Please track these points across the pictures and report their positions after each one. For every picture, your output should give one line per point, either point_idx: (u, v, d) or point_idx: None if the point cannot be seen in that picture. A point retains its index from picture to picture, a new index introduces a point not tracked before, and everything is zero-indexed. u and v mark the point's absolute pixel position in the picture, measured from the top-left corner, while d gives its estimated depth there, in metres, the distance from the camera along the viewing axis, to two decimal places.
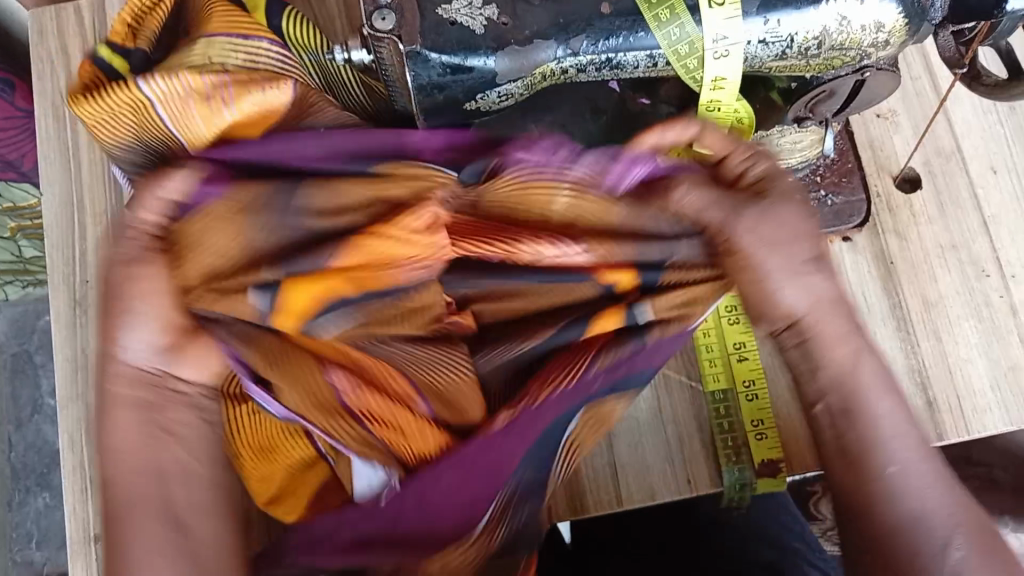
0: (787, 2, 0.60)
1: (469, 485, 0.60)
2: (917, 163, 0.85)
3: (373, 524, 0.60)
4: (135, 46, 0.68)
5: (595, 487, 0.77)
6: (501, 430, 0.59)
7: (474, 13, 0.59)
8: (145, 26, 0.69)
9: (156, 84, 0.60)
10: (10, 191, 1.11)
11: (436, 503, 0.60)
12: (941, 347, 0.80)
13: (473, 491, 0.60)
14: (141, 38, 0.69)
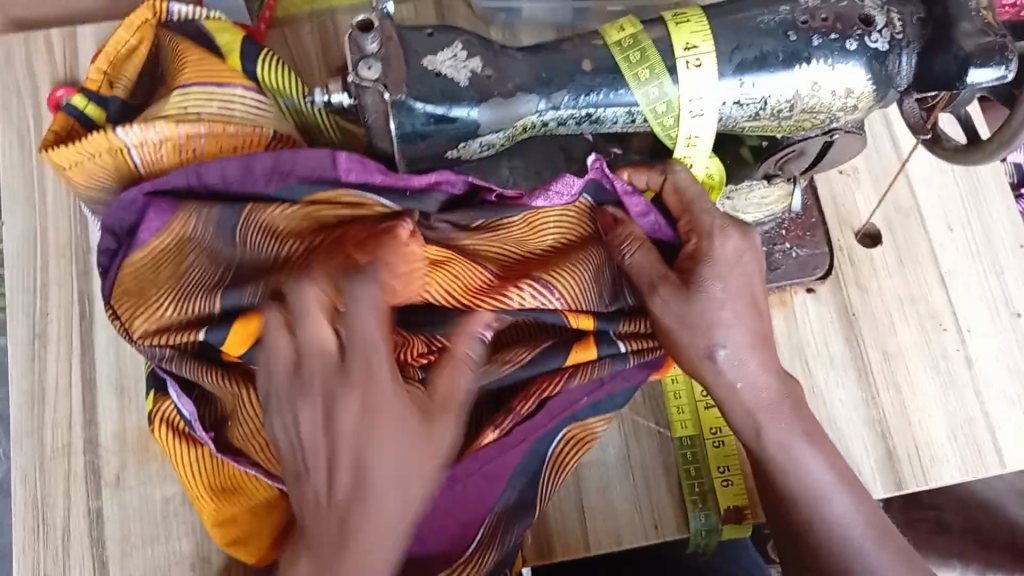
0: (762, 66, 0.61)
1: (453, 508, 0.67)
2: (878, 219, 0.88)
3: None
4: (113, 96, 0.76)
5: (562, 532, 0.77)
6: (481, 461, 0.65)
7: (458, 66, 0.60)
8: (123, 76, 0.77)
9: (131, 131, 0.67)
10: None
11: (424, 530, 0.67)
12: (900, 398, 0.82)
13: (457, 513, 0.67)
14: (119, 88, 0.77)
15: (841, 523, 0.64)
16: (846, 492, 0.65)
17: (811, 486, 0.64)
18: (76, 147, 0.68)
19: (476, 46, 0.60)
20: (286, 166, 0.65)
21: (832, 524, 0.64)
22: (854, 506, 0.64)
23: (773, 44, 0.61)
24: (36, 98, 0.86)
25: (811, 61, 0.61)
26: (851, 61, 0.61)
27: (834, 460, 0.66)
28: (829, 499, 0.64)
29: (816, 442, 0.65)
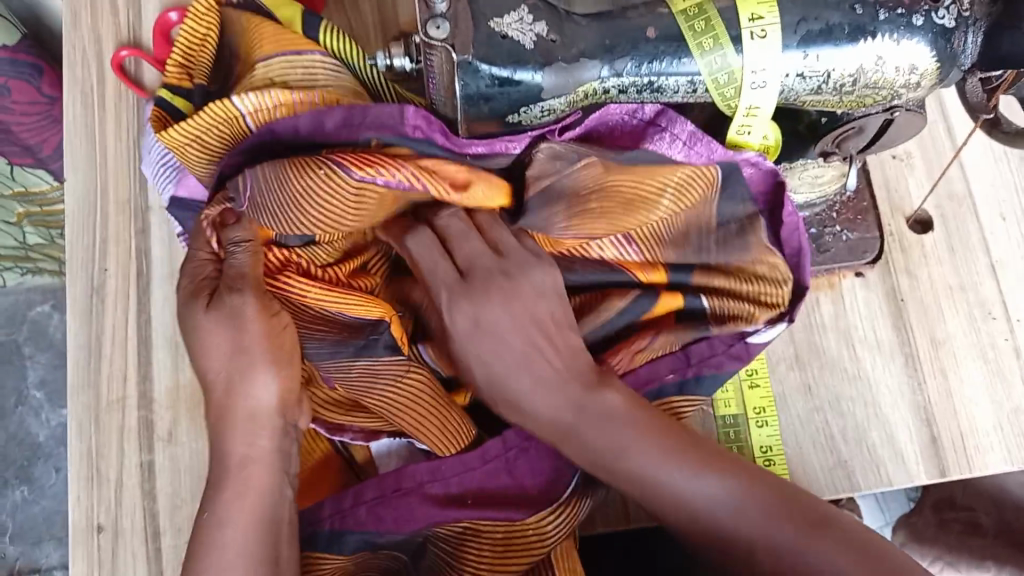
0: (827, 39, 0.61)
1: (559, 456, 0.67)
2: (930, 206, 0.88)
3: (475, 480, 0.66)
4: (196, 84, 0.77)
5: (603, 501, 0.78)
6: None
7: (524, 29, 0.60)
8: (196, 63, 0.78)
9: (247, 100, 0.64)
10: (23, 176, 1.10)
11: (526, 468, 0.67)
12: (947, 385, 0.82)
13: (565, 466, 0.67)
14: (197, 78, 0.77)
15: (692, 502, 0.56)
16: (693, 470, 0.57)
17: (550, 427, 0.60)
18: (190, 125, 0.66)
19: (541, 11, 0.61)
20: (356, 120, 0.62)
21: (678, 503, 0.57)
22: (712, 479, 0.56)
23: (839, 17, 0.61)
24: (101, 59, 0.88)
25: (877, 36, 0.61)
26: (916, 37, 0.61)
27: (675, 445, 0.58)
28: (659, 481, 0.57)
29: (589, 417, 0.59)
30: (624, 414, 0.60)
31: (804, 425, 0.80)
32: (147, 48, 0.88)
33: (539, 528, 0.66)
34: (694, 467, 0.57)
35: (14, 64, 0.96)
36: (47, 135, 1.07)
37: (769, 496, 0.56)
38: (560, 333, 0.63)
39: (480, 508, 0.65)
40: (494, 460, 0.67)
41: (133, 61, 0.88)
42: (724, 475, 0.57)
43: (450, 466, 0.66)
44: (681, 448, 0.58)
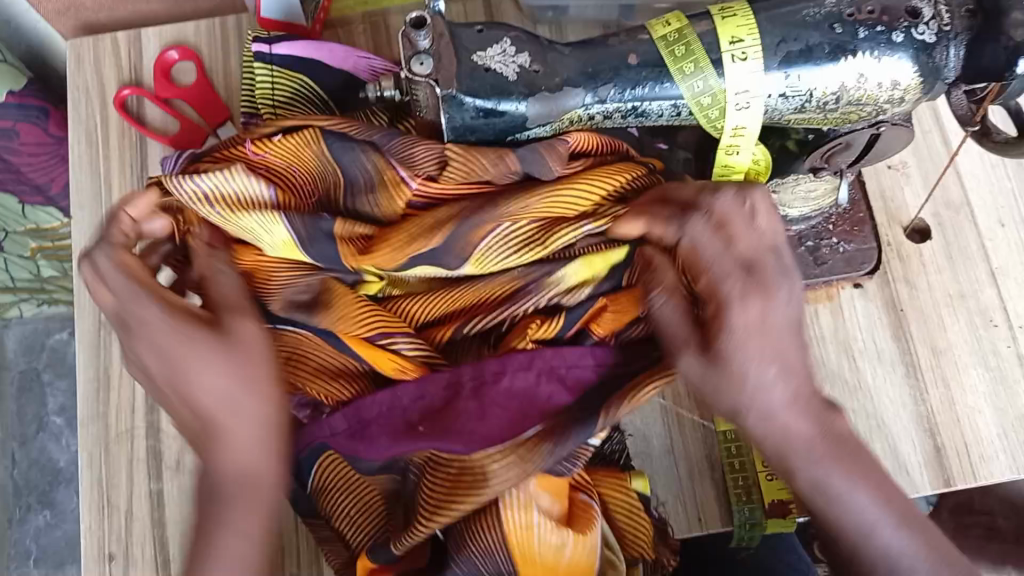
0: (808, 59, 0.62)
1: (514, 393, 0.65)
2: (927, 215, 0.88)
3: (421, 409, 0.66)
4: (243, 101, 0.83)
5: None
6: (562, 360, 0.65)
7: (507, 61, 0.61)
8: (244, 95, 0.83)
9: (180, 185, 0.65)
10: (34, 213, 1.13)
11: (495, 418, 0.64)
12: (949, 394, 0.82)
13: (524, 412, 0.65)
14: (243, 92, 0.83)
15: (867, 523, 0.57)
16: (879, 502, 0.57)
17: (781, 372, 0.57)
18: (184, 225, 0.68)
19: (524, 42, 0.62)
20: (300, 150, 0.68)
21: (859, 527, 0.57)
22: (907, 543, 0.57)
23: (819, 37, 0.62)
24: (104, 98, 0.90)
25: (857, 54, 0.62)
26: (898, 53, 0.61)
27: (861, 459, 0.58)
28: (834, 489, 0.57)
29: (801, 406, 0.57)
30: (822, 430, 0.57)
31: None
32: (148, 84, 0.90)
33: (485, 450, 0.64)
34: (857, 476, 0.57)
35: (23, 107, 0.99)
36: (54, 171, 1.09)
37: (934, 539, 0.58)
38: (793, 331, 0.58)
39: (434, 439, 0.64)
40: (439, 394, 0.66)
41: (135, 99, 0.90)
42: (912, 519, 0.58)
43: (381, 403, 0.66)
44: (850, 453, 0.57)
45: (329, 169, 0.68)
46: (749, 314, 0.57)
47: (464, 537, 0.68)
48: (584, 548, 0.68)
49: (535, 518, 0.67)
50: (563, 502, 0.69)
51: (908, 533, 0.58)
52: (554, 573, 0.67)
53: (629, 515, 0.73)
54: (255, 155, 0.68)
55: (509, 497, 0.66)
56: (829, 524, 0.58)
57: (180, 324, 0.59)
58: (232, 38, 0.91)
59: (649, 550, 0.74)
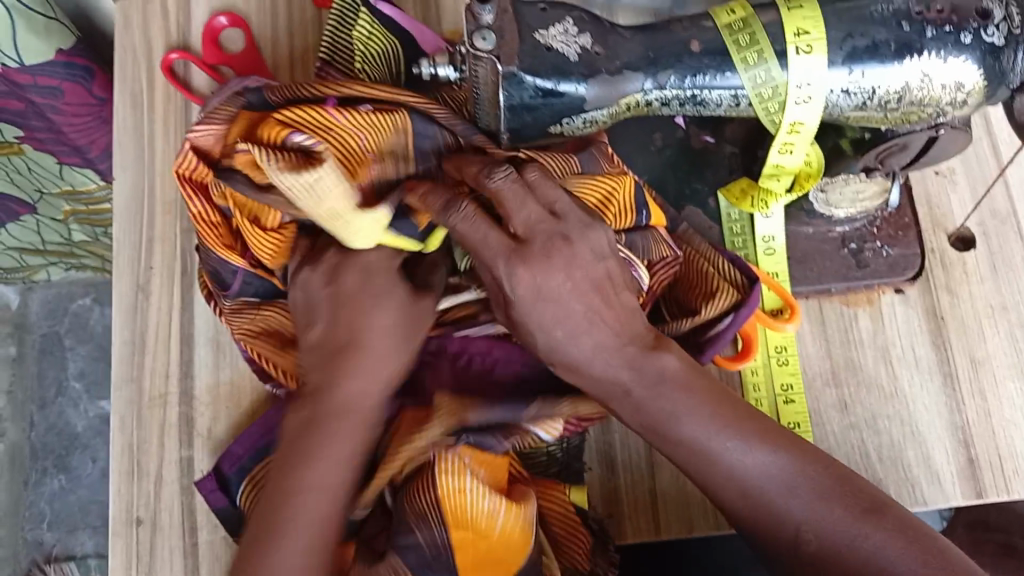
0: (873, 56, 0.61)
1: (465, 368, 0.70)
2: (972, 224, 0.87)
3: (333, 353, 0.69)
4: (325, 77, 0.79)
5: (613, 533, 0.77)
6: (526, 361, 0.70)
7: (569, 41, 0.61)
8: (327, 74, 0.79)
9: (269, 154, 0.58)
10: (70, 174, 1.15)
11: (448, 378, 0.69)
12: (985, 406, 0.81)
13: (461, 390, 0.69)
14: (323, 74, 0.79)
15: (745, 477, 0.59)
16: (746, 448, 0.60)
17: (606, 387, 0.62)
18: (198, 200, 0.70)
19: (586, 22, 0.62)
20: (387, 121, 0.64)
21: (734, 478, 0.59)
22: (783, 468, 0.59)
23: (886, 33, 0.61)
24: (151, 61, 0.90)
25: (923, 53, 0.61)
26: (964, 55, 0.60)
27: (720, 411, 0.61)
28: (710, 450, 0.60)
29: (605, 358, 0.61)
30: (677, 377, 0.61)
31: (839, 442, 0.80)
32: (195, 49, 0.90)
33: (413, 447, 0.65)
34: (739, 437, 0.60)
35: (69, 67, 0.95)
36: (94, 135, 1.09)
37: (821, 476, 0.59)
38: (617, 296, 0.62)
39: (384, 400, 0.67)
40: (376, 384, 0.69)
41: (182, 63, 0.89)
42: (780, 448, 0.60)
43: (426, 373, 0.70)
44: (715, 409, 0.61)
45: (401, 155, 0.64)
46: (517, 289, 0.59)
47: (404, 503, 0.64)
48: (518, 518, 0.64)
49: (468, 481, 0.63)
50: (500, 482, 0.67)
51: (795, 469, 0.59)
52: (486, 542, 0.63)
53: (564, 519, 0.73)
54: (334, 115, 0.62)
55: (445, 460, 0.64)
56: (713, 483, 0.60)
57: (381, 296, 0.64)
58: (281, 7, 0.91)
59: (585, 559, 0.73)
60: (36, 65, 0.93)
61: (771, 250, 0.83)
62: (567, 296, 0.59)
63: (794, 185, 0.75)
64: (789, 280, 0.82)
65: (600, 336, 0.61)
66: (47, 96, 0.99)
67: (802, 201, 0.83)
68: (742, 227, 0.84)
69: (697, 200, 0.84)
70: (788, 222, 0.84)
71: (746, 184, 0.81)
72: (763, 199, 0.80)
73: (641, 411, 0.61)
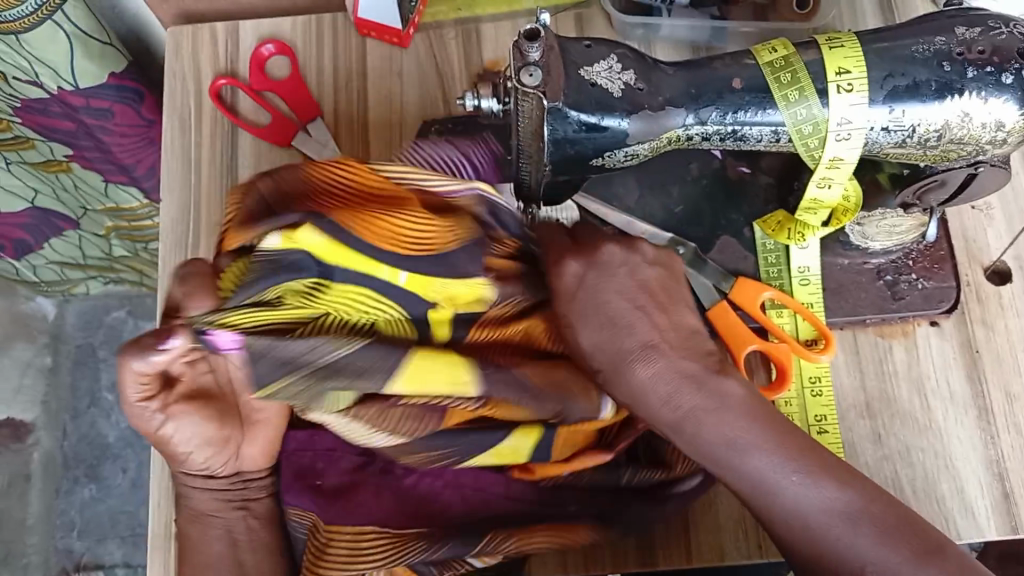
0: (914, 95, 0.62)
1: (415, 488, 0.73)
2: (1009, 258, 0.87)
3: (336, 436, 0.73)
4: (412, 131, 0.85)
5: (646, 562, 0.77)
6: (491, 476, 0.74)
7: (613, 77, 0.62)
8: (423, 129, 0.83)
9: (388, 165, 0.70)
10: (114, 192, 1.18)
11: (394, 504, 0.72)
12: (1021, 440, 0.81)
13: (416, 505, 0.72)
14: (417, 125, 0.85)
15: (807, 510, 0.60)
16: (804, 480, 0.61)
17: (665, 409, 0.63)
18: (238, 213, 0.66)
19: (630, 59, 0.63)
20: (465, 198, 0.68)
21: (794, 510, 0.60)
22: (839, 501, 0.60)
23: (927, 73, 0.62)
24: (199, 86, 0.92)
25: (964, 93, 0.61)
26: (1005, 95, 0.61)
27: (784, 446, 0.62)
28: (766, 480, 0.61)
29: (665, 378, 0.63)
30: (739, 405, 0.63)
31: (872, 473, 0.80)
32: (242, 75, 0.92)
33: (363, 534, 0.71)
34: (803, 472, 0.61)
35: (120, 89, 0.98)
36: (139, 154, 1.12)
37: (887, 513, 0.60)
38: (670, 308, 0.67)
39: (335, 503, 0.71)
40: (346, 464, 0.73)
41: (230, 89, 0.92)
42: (842, 483, 0.61)
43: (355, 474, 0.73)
44: (774, 441, 0.62)
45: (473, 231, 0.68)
46: (565, 279, 0.66)
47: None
48: None
49: None
50: None
51: (850, 499, 0.60)
52: None
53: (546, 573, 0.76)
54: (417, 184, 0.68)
55: None
56: (768, 515, 0.62)
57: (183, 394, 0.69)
58: (326, 35, 0.93)
59: None
60: (89, 87, 0.96)
61: (806, 281, 0.83)
62: (624, 307, 0.65)
63: (831, 220, 0.76)
64: (823, 311, 0.83)
65: (658, 344, 0.64)
66: (98, 117, 1.02)
67: (838, 232, 0.83)
68: (777, 257, 0.84)
69: (733, 230, 0.84)
70: (824, 253, 0.84)
71: (782, 216, 0.83)
72: (799, 232, 0.82)
73: (696, 440, 0.63)
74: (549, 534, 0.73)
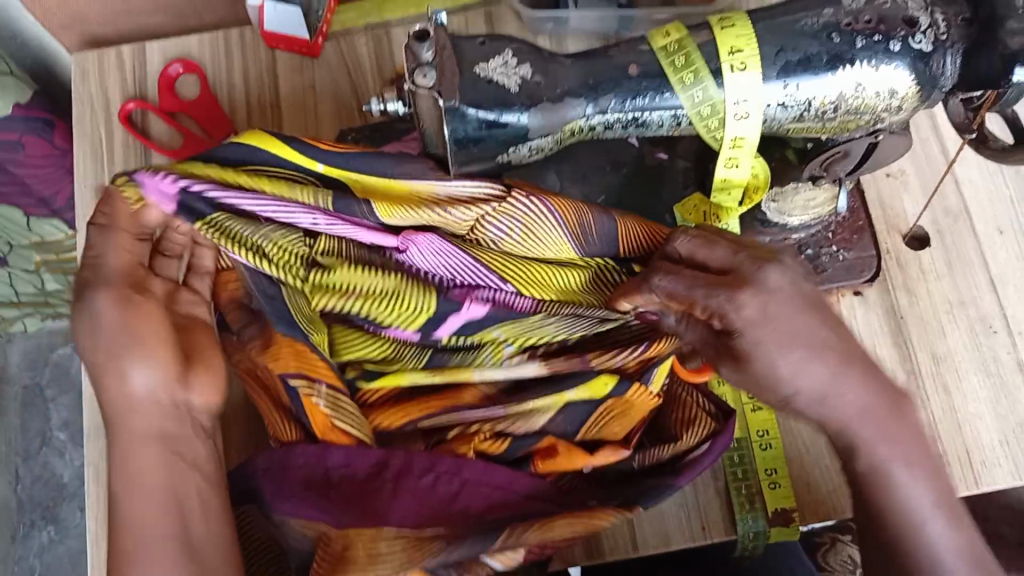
0: (806, 68, 0.63)
1: (425, 495, 0.67)
2: (926, 223, 0.88)
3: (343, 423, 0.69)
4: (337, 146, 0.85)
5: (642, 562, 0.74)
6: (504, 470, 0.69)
7: (509, 72, 0.62)
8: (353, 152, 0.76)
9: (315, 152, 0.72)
10: (40, 226, 1.16)
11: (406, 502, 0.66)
12: (951, 401, 0.82)
13: (435, 513, 0.67)
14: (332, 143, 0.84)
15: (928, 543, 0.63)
16: (949, 520, 0.63)
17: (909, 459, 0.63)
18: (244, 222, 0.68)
19: (525, 54, 0.63)
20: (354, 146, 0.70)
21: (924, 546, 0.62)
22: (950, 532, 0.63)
23: (816, 47, 0.62)
24: (108, 111, 0.91)
25: (854, 63, 0.62)
26: (895, 62, 0.62)
27: (920, 467, 0.64)
28: (890, 472, 0.63)
29: (882, 434, 0.63)
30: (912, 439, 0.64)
31: (808, 445, 0.81)
32: (152, 99, 0.91)
33: (374, 544, 0.65)
34: (922, 483, 0.63)
35: (29, 120, 0.98)
36: (59, 185, 1.10)
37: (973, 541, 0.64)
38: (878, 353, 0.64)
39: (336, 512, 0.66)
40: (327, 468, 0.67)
41: (139, 113, 0.90)
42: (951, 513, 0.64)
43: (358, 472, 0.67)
44: (919, 462, 0.63)
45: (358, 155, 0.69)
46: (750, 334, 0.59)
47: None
48: None
49: None
50: None
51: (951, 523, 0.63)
52: None
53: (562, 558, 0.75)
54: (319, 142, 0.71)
55: None
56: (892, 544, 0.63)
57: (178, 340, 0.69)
58: (235, 52, 0.92)
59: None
60: None
61: None
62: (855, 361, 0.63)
63: (746, 198, 0.77)
64: None
65: (874, 400, 0.62)
66: (10, 150, 1.00)
67: (755, 211, 0.81)
68: None
69: (654, 216, 0.85)
70: (745, 232, 0.82)
71: (698, 200, 0.83)
72: (716, 214, 0.81)
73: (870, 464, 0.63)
74: (575, 516, 0.68)
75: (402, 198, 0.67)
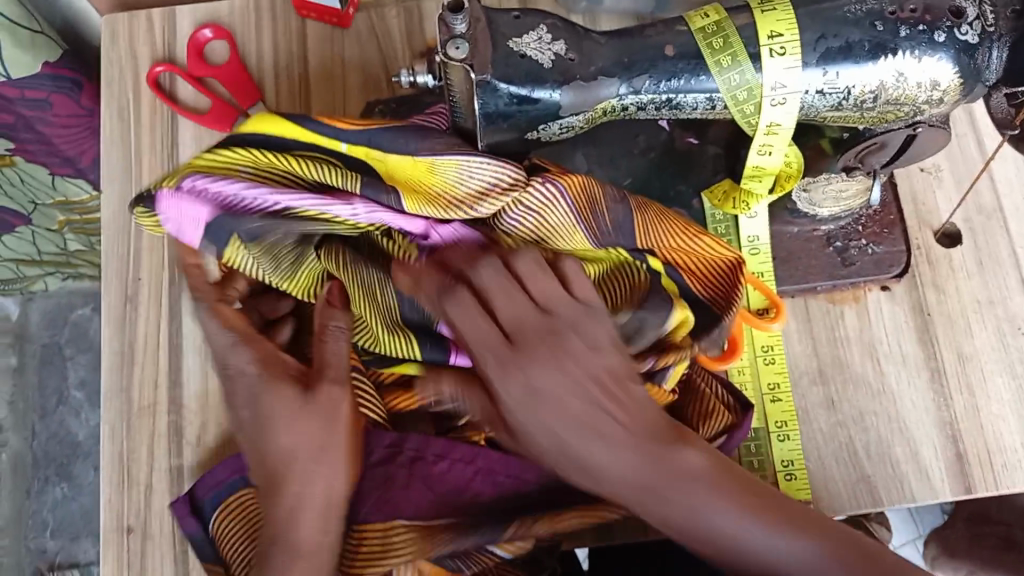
0: (846, 56, 0.61)
1: (443, 481, 0.68)
2: (958, 220, 0.87)
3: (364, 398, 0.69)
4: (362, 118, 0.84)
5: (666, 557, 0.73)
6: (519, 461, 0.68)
7: (543, 48, 0.61)
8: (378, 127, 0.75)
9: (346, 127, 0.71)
10: (63, 185, 1.16)
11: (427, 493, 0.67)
12: (974, 401, 0.81)
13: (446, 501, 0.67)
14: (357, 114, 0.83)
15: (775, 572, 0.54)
16: (792, 536, 0.55)
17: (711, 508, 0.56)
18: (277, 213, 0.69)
19: (561, 30, 0.62)
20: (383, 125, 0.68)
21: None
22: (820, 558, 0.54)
23: (859, 34, 0.61)
24: (136, 73, 0.90)
25: (897, 53, 0.61)
26: (939, 53, 0.60)
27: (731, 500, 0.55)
28: (726, 535, 0.55)
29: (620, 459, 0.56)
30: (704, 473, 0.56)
31: (826, 439, 0.80)
32: (180, 62, 0.90)
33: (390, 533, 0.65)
34: (769, 522, 0.55)
35: (57, 79, 0.98)
36: (83, 145, 1.10)
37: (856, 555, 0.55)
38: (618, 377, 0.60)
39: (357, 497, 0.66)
40: None
41: (167, 76, 0.90)
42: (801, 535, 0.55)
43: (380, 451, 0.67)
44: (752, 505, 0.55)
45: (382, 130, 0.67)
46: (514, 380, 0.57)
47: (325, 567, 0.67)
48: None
49: None
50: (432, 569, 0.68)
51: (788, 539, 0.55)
52: None
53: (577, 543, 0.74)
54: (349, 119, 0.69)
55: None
56: None
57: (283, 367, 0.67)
58: (265, 18, 0.91)
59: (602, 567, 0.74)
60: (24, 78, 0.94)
61: (755, 250, 0.83)
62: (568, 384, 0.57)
63: (778, 186, 0.75)
64: (773, 279, 0.82)
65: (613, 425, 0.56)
66: (36, 108, 1.00)
67: (785, 201, 0.82)
68: (726, 227, 0.84)
69: (681, 201, 0.84)
70: (772, 222, 0.84)
71: (727, 187, 0.82)
72: (743, 201, 0.81)
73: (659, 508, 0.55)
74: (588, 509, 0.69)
75: (420, 182, 0.66)
